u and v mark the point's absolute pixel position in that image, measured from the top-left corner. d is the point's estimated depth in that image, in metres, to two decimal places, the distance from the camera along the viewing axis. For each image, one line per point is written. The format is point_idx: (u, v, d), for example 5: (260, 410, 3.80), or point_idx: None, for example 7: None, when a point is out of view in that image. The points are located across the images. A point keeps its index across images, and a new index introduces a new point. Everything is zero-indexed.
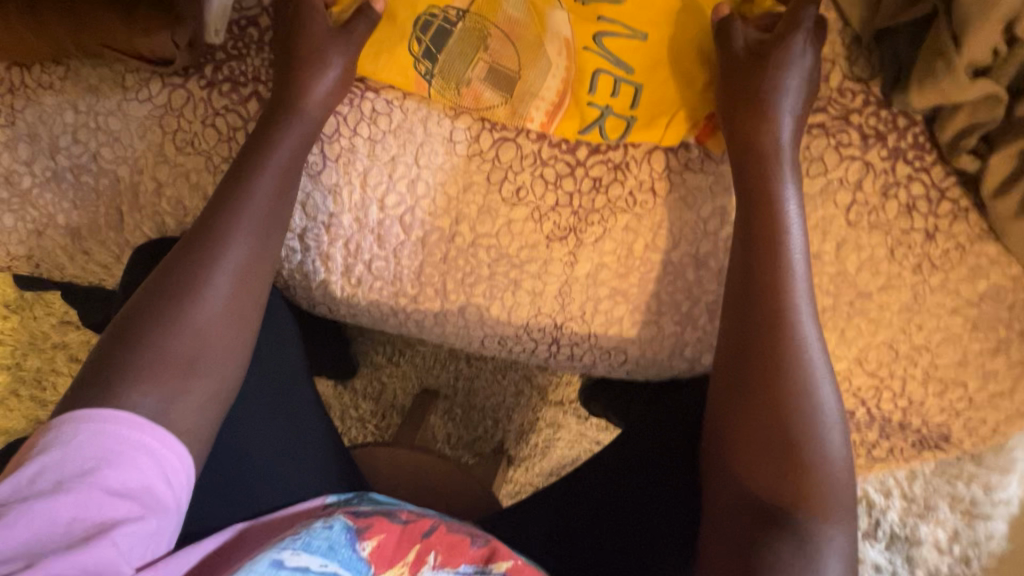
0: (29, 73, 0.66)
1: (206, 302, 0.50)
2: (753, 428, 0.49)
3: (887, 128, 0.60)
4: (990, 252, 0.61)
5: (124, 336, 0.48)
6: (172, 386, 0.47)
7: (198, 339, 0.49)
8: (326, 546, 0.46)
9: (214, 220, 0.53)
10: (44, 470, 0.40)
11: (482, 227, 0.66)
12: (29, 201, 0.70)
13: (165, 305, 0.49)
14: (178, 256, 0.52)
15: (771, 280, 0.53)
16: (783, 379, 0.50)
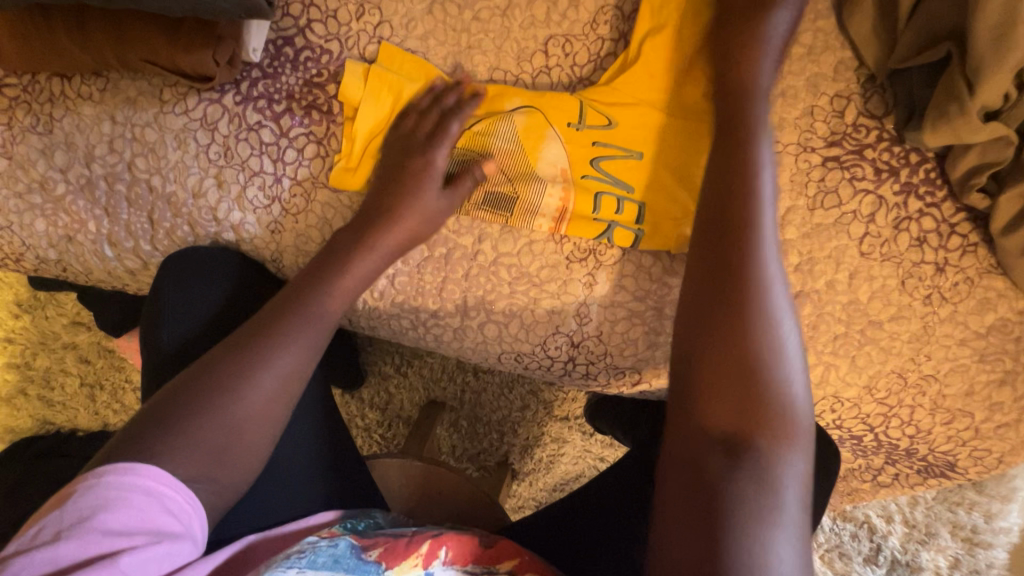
0: (68, 83, 0.69)
1: (262, 372, 0.53)
2: (717, 361, 0.45)
3: (900, 163, 0.63)
4: (999, 286, 0.63)
5: (161, 413, 0.49)
6: (216, 443, 0.49)
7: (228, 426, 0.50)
8: (331, 560, 0.47)
9: (278, 319, 0.56)
10: (49, 524, 0.41)
11: (504, 246, 0.68)
12: (61, 207, 0.72)
13: (235, 365, 0.53)
14: (238, 344, 0.54)
15: (733, 250, 0.48)
16: (744, 285, 0.47)
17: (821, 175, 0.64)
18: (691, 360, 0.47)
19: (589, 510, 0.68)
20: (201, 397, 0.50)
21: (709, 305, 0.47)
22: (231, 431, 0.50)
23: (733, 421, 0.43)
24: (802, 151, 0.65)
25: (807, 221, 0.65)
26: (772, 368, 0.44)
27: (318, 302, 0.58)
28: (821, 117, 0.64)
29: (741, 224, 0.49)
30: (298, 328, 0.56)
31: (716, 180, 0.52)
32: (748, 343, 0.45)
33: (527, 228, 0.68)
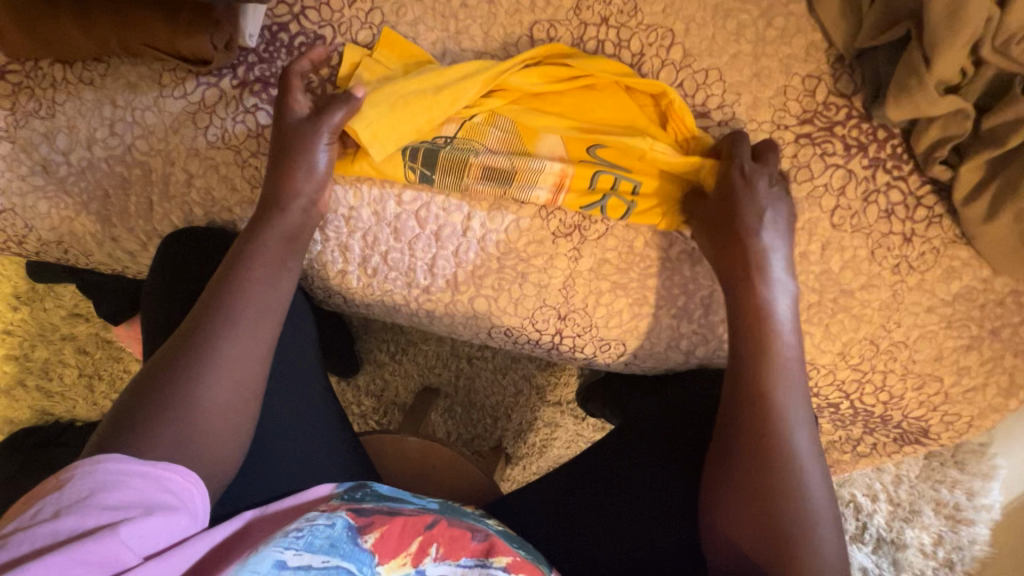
0: (70, 69, 0.71)
1: (214, 353, 0.54)
2: (753, 495, 0.53)
3: (868, 139, 0.66)
4: (963, 255, 0.66)
5: (129, 404, 0.51)
6: (186, 429, 0.51)
7: (194, 408, 0.52)
8: (328, 544, 0.47)
9: (218, 304, 0.57)
10: (44, 507, 0.41)
11: (493, 222, 0.71)
12: (63, 189, 0.74)
13: (185, 354, 0.54)
14: (186, 337, 0.55)
15: (761, 389, 0.57)
16: (761, 425, 0.56)
17: (794, 151, 0.67)
18: (722, 494, 0.56)
19: (579, 479, 0.71)
20: (164, 388, 0.52)
21: (732, 428, 0.57)
22: (193, 409, 0.51)
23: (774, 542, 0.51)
24: (775, 128, 0.68)
25: (780, 195, 0.68)
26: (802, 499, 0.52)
27: (249, 278, 0.59)
28: (793, 96, 0.68)
29: (762, 361, 0.59)
30: (236, 297, 0.58)
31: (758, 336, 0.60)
32: (777, 478, 0.53)
33: (524, 201, 0.70)
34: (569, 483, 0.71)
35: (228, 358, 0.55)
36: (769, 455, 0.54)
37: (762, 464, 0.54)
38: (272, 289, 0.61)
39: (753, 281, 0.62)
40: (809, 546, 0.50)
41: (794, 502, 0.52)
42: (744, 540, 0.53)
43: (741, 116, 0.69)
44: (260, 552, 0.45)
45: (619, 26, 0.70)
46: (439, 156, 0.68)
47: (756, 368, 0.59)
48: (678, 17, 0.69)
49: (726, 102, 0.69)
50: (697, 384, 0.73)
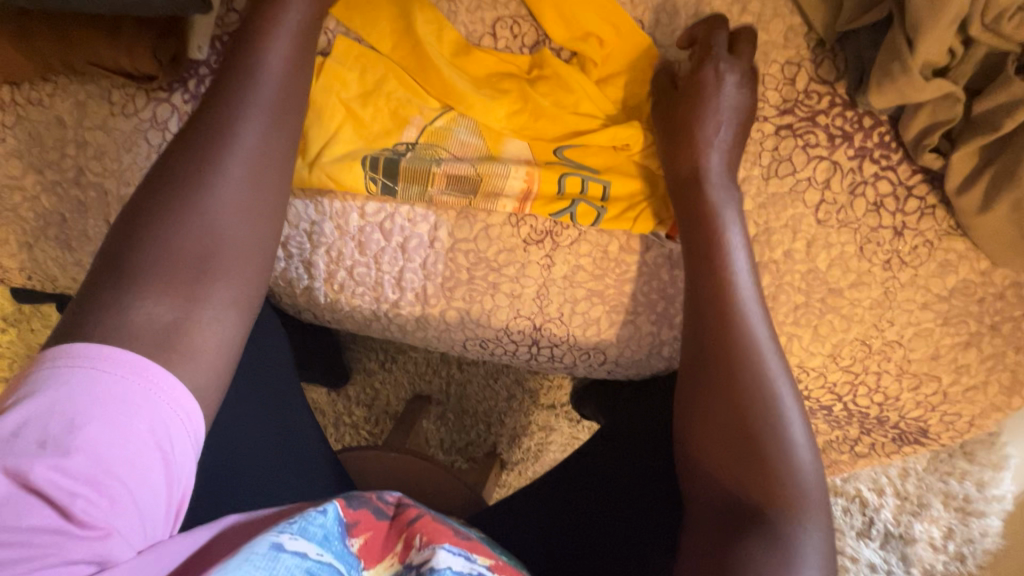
0: (17, 90, 0.69)
1: (212, 199, 0.45)
2: (726, 413, 0.47)
3: (853, 128, 0.62)
4: (958, 248, 0.62)
5: (111, 253, 0.43)
6: (191, 286, 0.42)
7: (190, 287, 0.42)
8: (322, 534, 0.40)
9: (204, 146, 0.46)
10: (29, 427, 0.33)
11: (461, 232, 0.68)
12: (20, 214, 0.72)
13: (167, 200, 0.44)
14: (161, 180, 0.45)
15: (714, 275, 0.52)
16: (729, 314, 0.50)
17: (775, 144, 0.63)
18: (699, 398, 0.49)
19: (574, 502, 0.66)
20: (144, 254, 0.42)
21: (708, 321, 0.51)
22: (196, 268, 0.43)
23: (740, 454, 0.45)
24: (754, 120, 0.64)
25: (762, 191, 0.64)
26: (774, 408, 0.46)
27: (240, 118, 0.48)
28: (772, 86, 0.64)
29: (718, 264, 0.53)
30: (227, 141, 0.47)
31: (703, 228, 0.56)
32: (746, 385, 0.47)
33: (490, 210, 0.67)
34: (564, 508, 0.66)
35: (231, 211, 0.46)
36: (740, 372, 0.48)
37: (736, 368, 0.48)
38: (274, 134, 0.49)
39: (704, 187, 0.57)
40: (784, 463, 0.44)
41: (772, 419, 0.46)
42: (718, 466, 0.46)
43: None
44: (254, 539, 0.38)
45: None
46: (401, 166, 0.65)
47: (707, 256, 0.54)
48: (646, 7, 0.65)
49: None
50: None
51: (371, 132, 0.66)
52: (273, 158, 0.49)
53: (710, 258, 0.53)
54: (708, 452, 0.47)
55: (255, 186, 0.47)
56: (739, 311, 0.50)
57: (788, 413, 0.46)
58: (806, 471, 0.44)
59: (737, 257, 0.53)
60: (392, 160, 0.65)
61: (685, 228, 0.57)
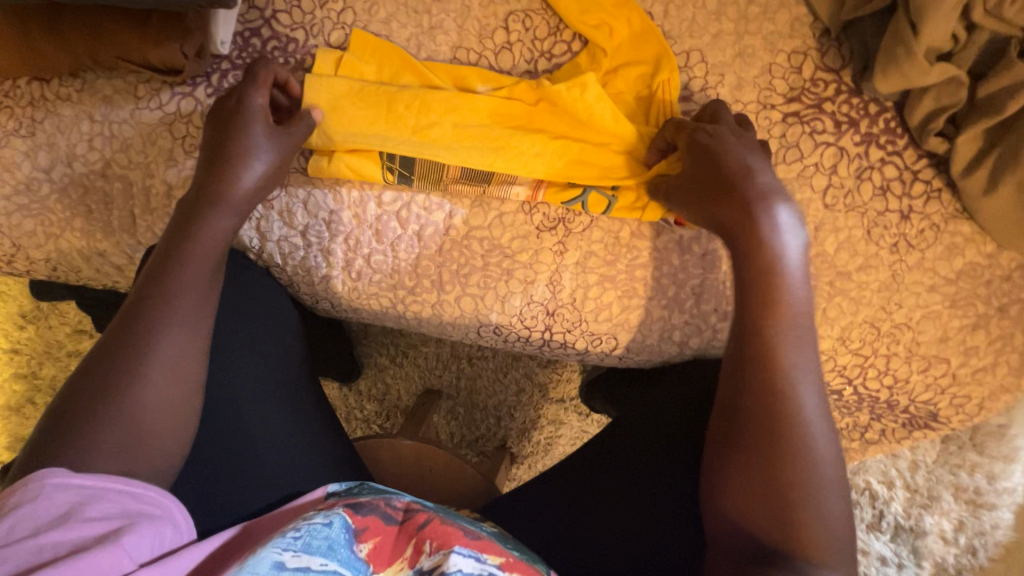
0: (47, 87, 0.71)
1: (145, 375, 0.48)
2: (753, 478, 0.48)
3: (859, 114, 0.64)
4: (965, 230, 0.63)
5: (54, 419, 0.46)
6: (123, 457, 0.46)
7: (128, 463, 0.46)
8: (326, 545, 0.43)
9: (146, 305, 0.51)
10: (17, 524, 0.38)
11: (475, 219, 0.70)
12: (47, 206, 0.74)
13: (109, 372, 0.48)
14: (114, 340, 0.49)
15: (757, 332, 0.52)
16: (771, 371, 0.50)
17: (782, 131, 0.65)
18: (732, 460, 0.50)
19: (590, 478, 0.68)
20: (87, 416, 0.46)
21: (744, 384, 0.51)
22: (128, 442, 0.46)
23: (765, 518, 0.47)
24: (762, 108, 0.65)
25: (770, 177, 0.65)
26: (805, 463, 0.48)
27: (184, 280, 0.53)
28: (779, 74, 0.65)
29: (764, 312, 0.52)
30: (169, 298, 0.51)
31: (749, 281, 0.54)
32: (780, 445, 0.48)
33: (503, 198, 0.69)
34: (578, 484, 0.68)
35: (164, 373, 0.49)
36: (774, 428, 0.49)
37: (768, 427, 0.49)
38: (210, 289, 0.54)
39: (757, 227, 0.54)
40: (811, 518, 0.46)
41: (801, 478, 0.47)
42: (751, 523, 0.48)
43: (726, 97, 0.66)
44: (257, 555, 0.41)
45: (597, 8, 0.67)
46: (416, 154, 0.67)
47: (757, 313, 0.52)
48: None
49: (710, 84, 0.66)
50: (708, 376, 0.69)
51: (386, 122, 0.67)
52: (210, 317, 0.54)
53: (758, 313, 0.52)
54: (733, 510, 0.49)
55: (191, 345, 0.51)
56: (778, 367, 0.50)
57: (818, 463, 0.48)
58: (833, 519, 0.46)
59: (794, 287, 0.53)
60: (408, 151, 0.67)
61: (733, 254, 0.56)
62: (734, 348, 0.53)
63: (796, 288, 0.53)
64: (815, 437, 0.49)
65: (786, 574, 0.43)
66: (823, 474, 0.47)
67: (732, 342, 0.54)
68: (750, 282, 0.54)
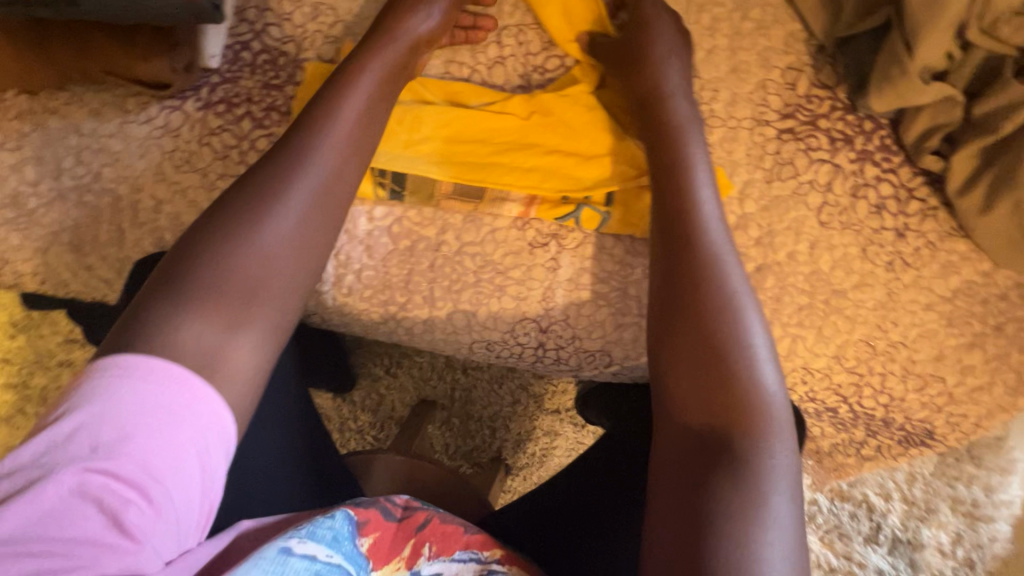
0: (35, 100, 0.71)
1: (267, 228, 0.48)
2: (694, 369, 0.46)
3: (854, 131, 0.63)
4: (961, 249, 0.63)
5: (175, 266, 0.46)
6: (241, 308, 0.46)
7: (234, 330, 0.44)
8: (331, 536, 0.43)
9: (279, 155, 0.52)
10: (81, 428, 0.36)
11: (467, 235, 0.69)
12: (33, 220, 0.73)
13: (240, 218, 0.48)
14: (243, 186, 0.50)
15: (687, 242, 0.52)
16: (697, 269, 0.50)
17: (777, 148, 0.64)
18: (671, 365, 0.48)
19: (575, 492, 0.67)
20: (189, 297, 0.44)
21: (676, 281, 0.50)
22: (249, 291, 0.46)
23: (714, 417, 0.44)
24: (756, 124, 0.65)
25: (765, 194, 0.65)
26: (740, 353, 0.46)
27: (317, 153, 0.52)
28: (773, 90, 0.65)
29: (691, 224, 0.52)
30: (306, 158, 0.52)
31: (672, 209, 0.54)
32: (711, 320, 0.48)
33: (495, 214, 0.68)
34: (572, 500, 0.67)
35: (285, 236, 0.49)
36: (706, 315, 0.48)
37: (700, 318, 0.48)
38: (331, 178, 0.53)
39: (680, 161, 0.56)
40: (756, 406, 0.44)
41: (741, 355, 0.46)
42: (700, 424, 0.44)
43: (720, 113, 0.65)
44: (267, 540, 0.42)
45: None
46: (407, 170, 0.66)
47: (682, 273, 0.51)
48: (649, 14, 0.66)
49: (704, 100, 0.66)
50: None
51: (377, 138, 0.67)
52: (335, 199, 0.53)
53: (681, 231, 0.52)
54: (688, 416, 0.45)
55: (320, 212, 0.52)
56: (702, 263, 0.50)
57: (752, 350, 0.46)
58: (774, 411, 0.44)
59: (708, 206, 0.54)
60: (399, 167, 0.66)
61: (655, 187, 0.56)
62: (661, 266, 0.53)
63: (713, 211, 0.54)
64: (761, 378, 0.45)
65: (730, 469, 0.41)
66: (757, 351, 0.46)
67: (658, 256, 0.53)
68: (672, 210, 0.54)
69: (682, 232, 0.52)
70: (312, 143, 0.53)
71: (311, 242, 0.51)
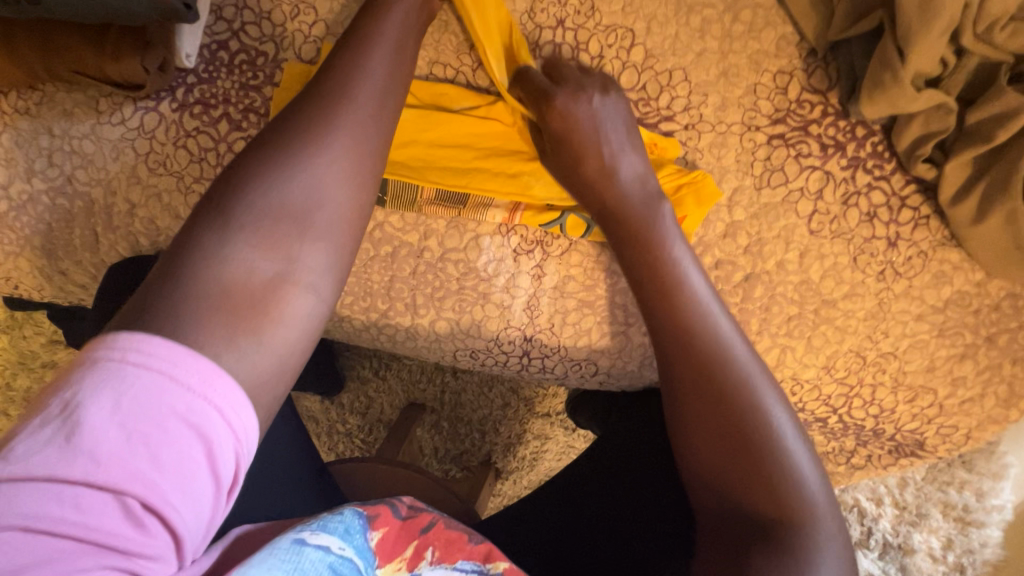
0: (5, 99, 0.68)
1: (318, 164, 0.44)
2: (726, 442, 0.46)
3: (846, 137, 0.62)
4: (954, 258, 0.62)
5: (217, 200, 0.42)
6: (302, 238, 0.42)
7: (295, 255, 0.42)
8: (343, 529, 0.41)
9: (316, 100, 0.47)
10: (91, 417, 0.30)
11: (450, 241, 0.67)
12: (5, 223, 0.71)
13: (277, 158, 0.44)
14: (271, 139, 0.45)
15: (682, 324, 0.51)
16: (701, 345, 0.50)
17: (767, 154, 0.63)
18: (695, 439, 0.48)
19: (563, 506, 0.65)
20: (238, 225, 0.41)
21: (677, 360, 0.50)
22: (303, 220, 0.43)
23: (756, 494, 0.44)
24: (746, 130, 0.63)
25: (754, 202, 0.63)
26: (766, 426, 0.46)
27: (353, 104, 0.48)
28: (764, 95, 0.63)
29: (685, 304, 0.52)
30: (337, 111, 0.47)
31: (658, 293, 0.54)
32: (732, 392, 0.47)
33: (479, 220, 0.66)
34: (561, 512, 0.64)
35: (334, 176, 0.45)
36: (725, 385, 0.47)
37: (721, 388, 0.48)
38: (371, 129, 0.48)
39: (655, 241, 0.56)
40: (791, 481, 0.44)
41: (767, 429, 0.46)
42: (747, 500, 0.44)
43: (709, 118, 0.64)
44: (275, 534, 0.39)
45: (576, 27, 0.64)
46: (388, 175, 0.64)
47: (687, 356, 0.50)
48: (638, 15, 0.63)
49: (693, 104, 0.64)
50: None
51: None
52: (379, 140, 0.49)
53: (675, 309, 0.52)
54: (728, 489, 0.45)
55: (364, 150, 0.47)
56: (704, 337, 0.50)
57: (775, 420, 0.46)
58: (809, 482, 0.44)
59: (696, 283, 0.54)
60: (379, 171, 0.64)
61: (634, 274, 0.56)
62: (661, 349, 0.52)
63: (703, 288, 0.53)
64: (790, 449, 0.45)
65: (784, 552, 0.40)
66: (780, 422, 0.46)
67: (656, 338, 0.53)
68: (655, 296, 0.54)
69: (675, 313, 0.52)
70: (352, 91, 0.48)
71: (361, 175, 0.47)
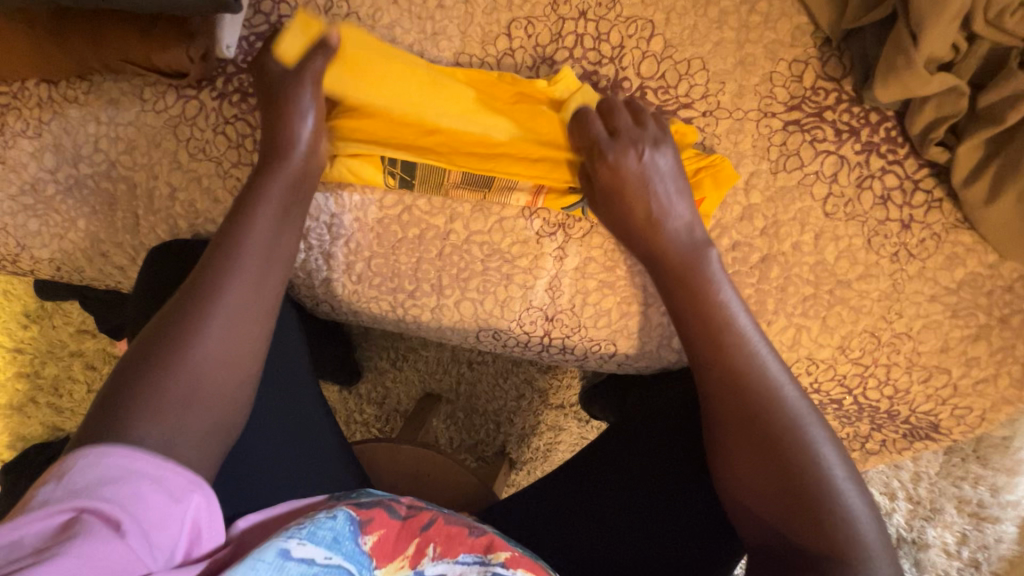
0: (55, 88, 0.72)
1: (205, 319, 0.48)
2: (763, 474, 0.48)
3: (860, 123, 0.64)
4: (966, 240, 0.63)
5: (114, 388, 0.45)
6: (183, 408, 0.45)
7: (180, 421, 0.45)
8: (331, 537, 0.39)
9: (215, 252, 0.52)
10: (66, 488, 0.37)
11: (476, 224, 0.70)
12: (53, 206, 0.74)
13: (175, 320, 0.48)
14: (189, 292, 0.50)
15: (723, 358, 0.52)
16: (741, 376, 0.51)
17: (783, 139, 0.65)
18: (731, 467, 0.50)
19: (582, 478, 0.66)
20: (139, 400, 0.44)
21: (715, 391, 0.52)
22: (188, 398, 0.46)
23: (792, 523, 0.46)
24: (763, 116, 0.65)
25: (770, 185, 0.65)
26: (806, 456, 0.47)
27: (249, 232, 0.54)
28: (780, 82, 0.65)
29: (730, 333, 0.53)
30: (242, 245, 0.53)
31: (697, 333, 0.55)
32: (766, 424, 0.49)
33: (503, 203, 0.69)
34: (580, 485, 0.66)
35: (221, 322, 0.49)
36: (761, 416, 0.49)
37: (751, 419, 0.49)
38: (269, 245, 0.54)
39: (695, 273, 0.57)
40: (831, 503, 0.45)
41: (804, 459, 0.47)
42: (785, 525, 0.46)
43: (727, 105, 0.66)
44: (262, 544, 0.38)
45: (598, 18, 0.67)
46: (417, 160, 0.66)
47: (719, 392, 0.52)
48: (658, 7, 0.66)
49: (711, 91, 0.66)
50: None
51: (383, 127, 0.65)
52: (274, 258, 0.55)
53: (715, 338, 0.53)
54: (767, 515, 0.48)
55: (257, 279, 0.52)
56: (741, 366, 0.51)
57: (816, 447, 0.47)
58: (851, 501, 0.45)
59: (742, 318, 0.55)
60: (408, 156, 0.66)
61: (680, 309, 0.57)
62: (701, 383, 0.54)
63: (744, 320, 0.55)
64: (829, 470, 0.46)
65: None
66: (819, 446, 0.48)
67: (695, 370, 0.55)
68: (696, 336, 0.55)
69: (716, 346, 0.53)
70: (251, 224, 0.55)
71: (247, 307, 0.51)
